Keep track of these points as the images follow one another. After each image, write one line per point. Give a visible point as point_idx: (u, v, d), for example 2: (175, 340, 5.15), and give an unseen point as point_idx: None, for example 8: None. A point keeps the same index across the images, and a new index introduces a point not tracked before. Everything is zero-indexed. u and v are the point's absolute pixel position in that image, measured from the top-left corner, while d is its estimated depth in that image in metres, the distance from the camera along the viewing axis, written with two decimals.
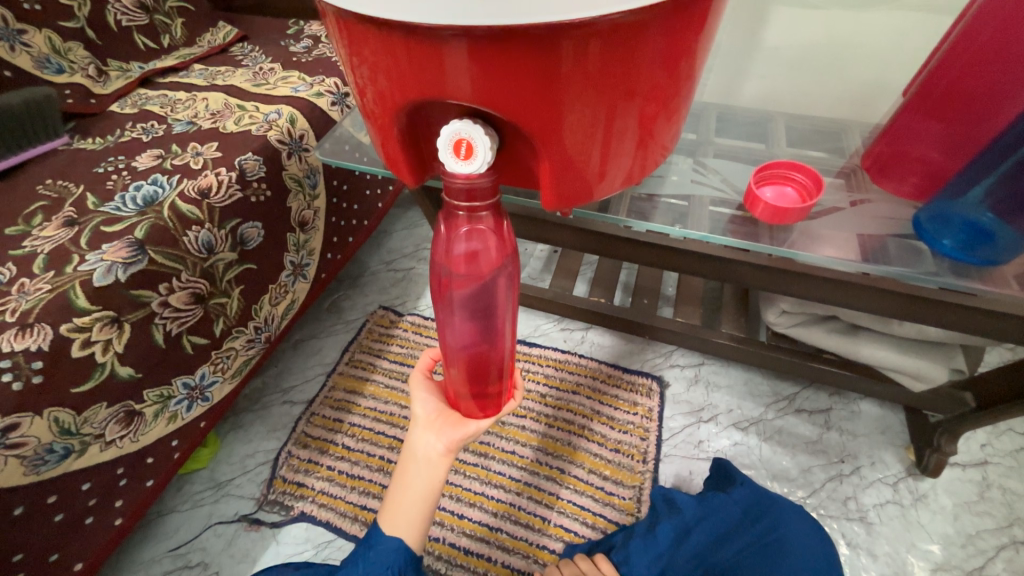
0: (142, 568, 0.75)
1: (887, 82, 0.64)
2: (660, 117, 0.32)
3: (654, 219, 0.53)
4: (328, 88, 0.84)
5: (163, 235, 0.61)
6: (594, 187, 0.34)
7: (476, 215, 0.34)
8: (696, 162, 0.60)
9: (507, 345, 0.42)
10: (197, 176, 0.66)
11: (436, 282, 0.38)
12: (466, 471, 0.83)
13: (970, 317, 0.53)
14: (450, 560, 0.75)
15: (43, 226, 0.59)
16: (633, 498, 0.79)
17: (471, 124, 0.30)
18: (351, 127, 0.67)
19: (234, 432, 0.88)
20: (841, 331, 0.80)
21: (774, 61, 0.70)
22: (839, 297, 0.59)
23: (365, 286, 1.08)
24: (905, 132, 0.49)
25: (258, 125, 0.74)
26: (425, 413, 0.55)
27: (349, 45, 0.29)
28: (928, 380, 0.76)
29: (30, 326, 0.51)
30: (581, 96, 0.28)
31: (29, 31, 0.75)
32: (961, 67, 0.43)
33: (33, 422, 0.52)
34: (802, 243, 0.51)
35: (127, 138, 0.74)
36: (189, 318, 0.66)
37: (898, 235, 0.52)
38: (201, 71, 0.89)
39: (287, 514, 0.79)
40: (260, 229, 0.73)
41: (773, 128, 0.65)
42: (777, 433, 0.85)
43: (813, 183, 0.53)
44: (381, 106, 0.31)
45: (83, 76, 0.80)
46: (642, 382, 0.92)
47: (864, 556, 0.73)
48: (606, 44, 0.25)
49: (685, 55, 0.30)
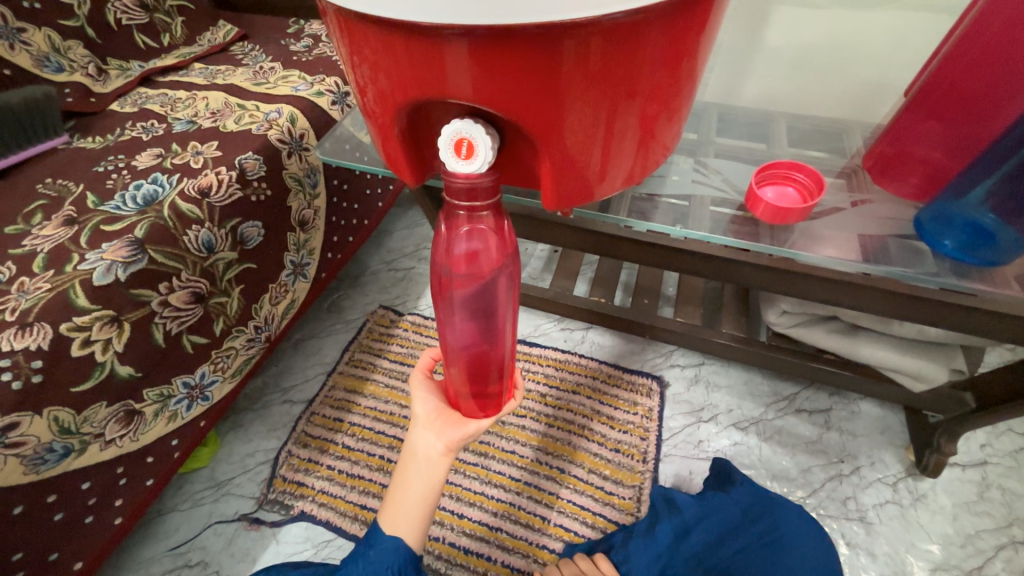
0: (142, 567, 0.75)
1: (888, 82, 0.64)
2: (661, 117, 0.32)
3: (654, 219, 0.53)
4: (328, 88, 0.84)
5: (163, 234, 0.61)
6: (594, 187, 0.34)
7: (476, 215, 0.34)
8: (697, 162, 0.60)
9: (508, 345, 0.42)
10: (197, 176, 0.66)
11: (436, 282, 0.38)
12: (466, 471, 0.83)
13: (970, 318, 0.53)
14: (450, 560, 0.75)
15: (42, 225, 0.59)
16: (633, 498, 0.79)
17: (471, 123, 0.29)
18: (351, 126, 0.67)
19: (234, 431, 0.88)
20: (841, 331, 0.80)
21: (775, 61, 0.70)
22: (840, 298, 0.59)
23: (365, 285, 1.08)
24: (907, 132, 0.49)
25: (258, 124, 0.74)
26: (425, 413, 0.55)
27: (349, 45, 0.29)
28: (927, 380, 0.76)
29: (29, 326, 0.51)
30: (582, 96, 0.27)
31: (29, 29, 0.75)
32: (963, 68, 0.43)
33: (32, 421, 0.52)
34: (802, 243, 0.51)
35: (127, 136, 0.73)
36: (189, 317, 0.66)
37: (899, 235, 0.52)
38: (201, 70, 0.89)
39: (286, 513, 0.79)
40: (260, 228, 0.73)
41: (774, 128, 0.65)
42: (777, 433, 0.85)
43: (814, 183, 0.53)
44: (381, 106, 0.31)
45: (83, 75, 0.80)
46: (642, 382, 0.92)
47: (864, 556, 0.73)
48: (607, 43, 0.25)
49: (686, 55, 0.30)
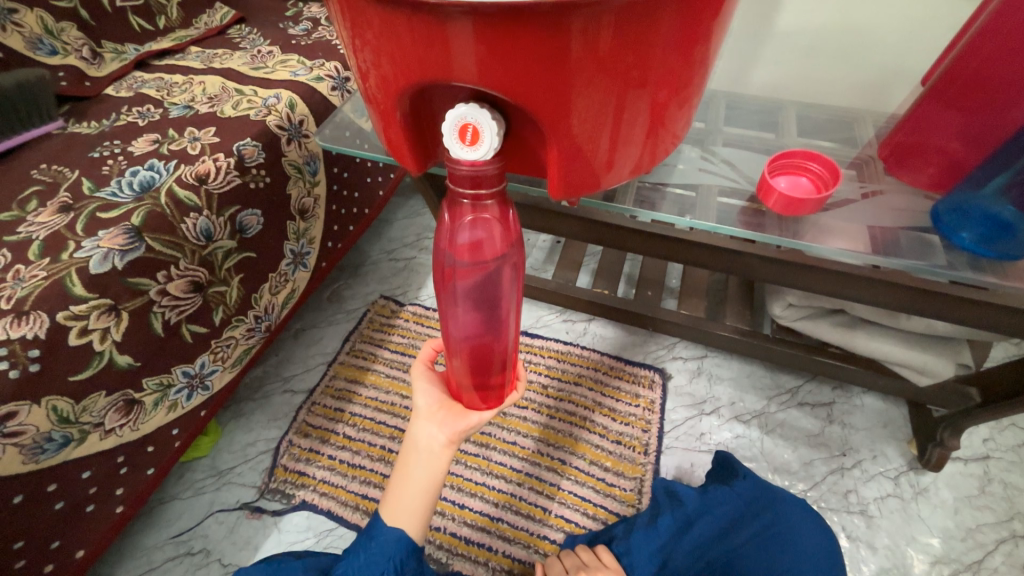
0: (143, 555, 0.75)
1: (898, 70, 0.63)
2: (672, 105, 0.32)
3: (661, 209, 0.52)
4: (328, 73, 0.83)
5: (161, 222, 0.60)
6: (601, 177, 0.33)
7: (481, 203, 0.33)
8: (704, 151, 0.58)
9: (511, 337, 0.41)
10: (195, 162, 0.65)
11: (438, 272, 0.37)
12: (466, 462, 0.82)
13: (979, 313, 0.53)
14: (451, 550, 0.75)
15: (37, 212, 0.58)
16: (634, 490, 0.79)
17: (477, 107, 0.28)
18: (351, 112, 0.66)
19: (235, 420, 0.88)
20: (847, 323, 0.79)
21: (785, 47, 0.68)
22: (849, 290, 0.58)
23: (366, 275, 1.07)
24: (925, 122, 0.48)
25: (257, 110, 0.73)
26: (426, 405, 0.53)
27: (350, 27, 0.28)
28: (932, 374, 0.74)
29: (25, 314, 0.51)
30: (591, 82, 0.26)
31: (21, 10, 0.74)
32: (988, 54, 0.42)
33: (31, 411, 0.52)
34: (812, 234, 0.50)
35: (123, 122, 0.72)
36: (189, 306, 0.65)
37: (913, 227, 0.50)
38: (199, 54, 0.87)
39: (287, 502, 0.79)
40: (260, 217, 0.72)
41: (785, 116, 0.62)
42: (779, 426, 0.84)
43: (828, 173, 0.52)
44: (383, 91, 0.30)
45: (77, 58, 0.78)
46: (644, 373, 0.91)
47: (864, 549, 0.73)
48: (619, 24, 0.24)
49: (700, 39, 0.28)
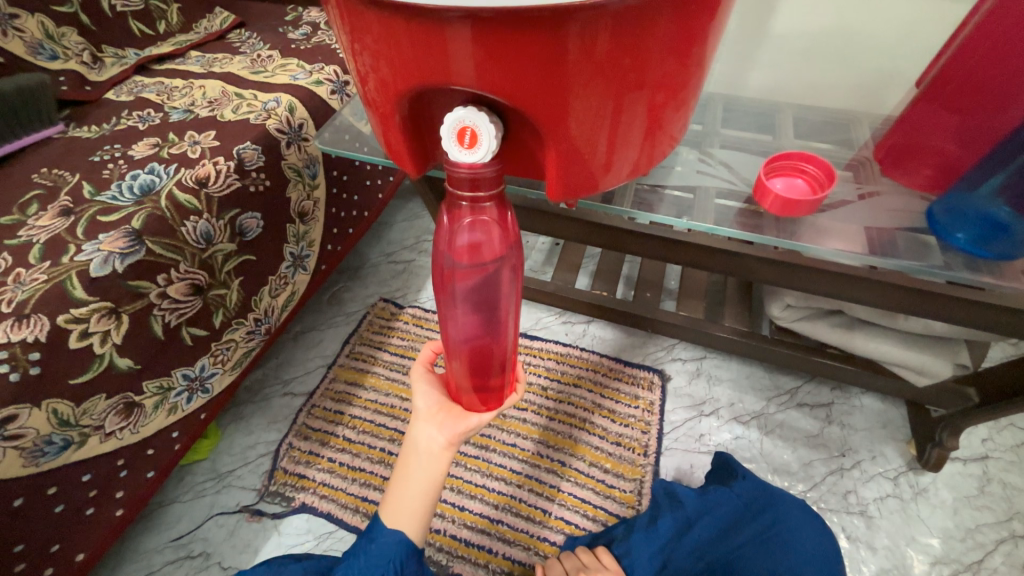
0: (143, 558, 0.75)
1: (893, 72, 0.63)
2: (669, 107, 0.32)
3: (659, 210, 0.52)
4: (328, 77, 0.83)
5: (161, 225, 0.60)
6: (599, 179, 0.33)
7: (479, 206, 0.34)
8: (702, 153, 0.59)
9: (510, 338, 0.42)
10: (195, 166, 0.65)
11: (438, 274, 0.37)
12: (466, 464, 0.83)
13: (976, 314, 0.53)
14: (451, 552, 0.75)
15: (38, 216, 0.58)
16: (634, 491, 0.79)
17: (476, 111, 0.29)
18: (351, 115, 0.66)
19: (235, 423, 0.88)
20: (845, 324, 0.80)
21: (781, 50, 0.69)
22: (847, 291, 0.58)
23: (365, 278, 1.07)
24: (921, 123, 0.48)
25: (257, 114, 0.73)
26: (426, 407, 0.54)
27: (350, 32, 0.28)
28: (931, 374, 0.75)
29: (26, 317, 0.51)
30: (588, 85, 0.27)
31: (21, 16, 0.74)
32: (983, 55, 0.43)
33: (31, 414, 0.52)
34: (809, 235, 0.50)
35: (123, 126, 0.72)
36: (189, 309, 0.65)
37: (909, 228, 0.51)
38: (199, 58, 0.87)
39: (287, 505, 0.79)
40: (259, 220, 0.73)
41: (782, 119, 0.62)
42: (778, 427, 0.85)
43: (824, 174, 0.52)
44: (382, 94, 0.30)
45: (78, 63, 0.78)
46: (643, 375, 0.91)
47: (864, 549, 0.73)
48: (615, 28, 0.25)
49: (696, 42, 0.29)
